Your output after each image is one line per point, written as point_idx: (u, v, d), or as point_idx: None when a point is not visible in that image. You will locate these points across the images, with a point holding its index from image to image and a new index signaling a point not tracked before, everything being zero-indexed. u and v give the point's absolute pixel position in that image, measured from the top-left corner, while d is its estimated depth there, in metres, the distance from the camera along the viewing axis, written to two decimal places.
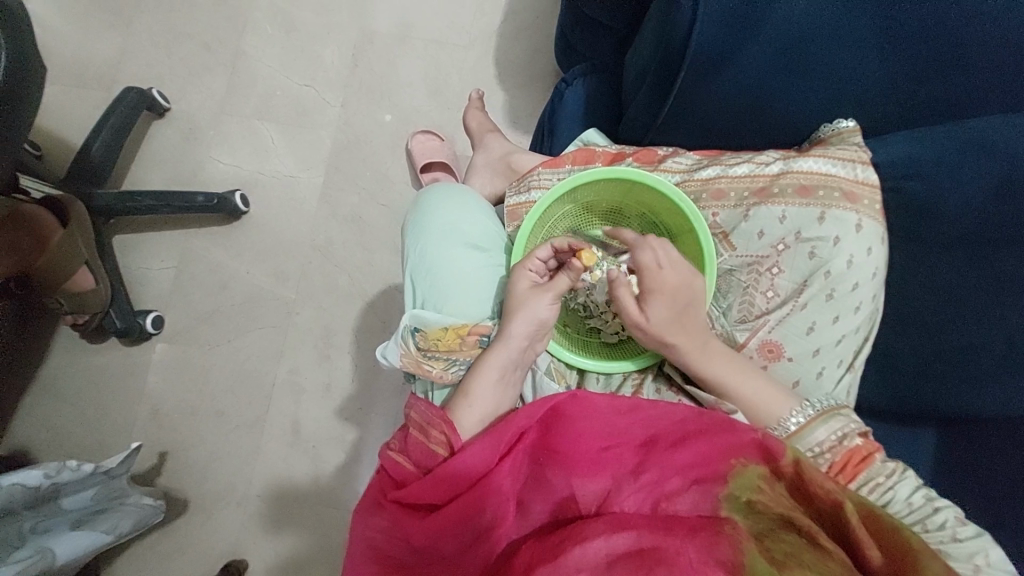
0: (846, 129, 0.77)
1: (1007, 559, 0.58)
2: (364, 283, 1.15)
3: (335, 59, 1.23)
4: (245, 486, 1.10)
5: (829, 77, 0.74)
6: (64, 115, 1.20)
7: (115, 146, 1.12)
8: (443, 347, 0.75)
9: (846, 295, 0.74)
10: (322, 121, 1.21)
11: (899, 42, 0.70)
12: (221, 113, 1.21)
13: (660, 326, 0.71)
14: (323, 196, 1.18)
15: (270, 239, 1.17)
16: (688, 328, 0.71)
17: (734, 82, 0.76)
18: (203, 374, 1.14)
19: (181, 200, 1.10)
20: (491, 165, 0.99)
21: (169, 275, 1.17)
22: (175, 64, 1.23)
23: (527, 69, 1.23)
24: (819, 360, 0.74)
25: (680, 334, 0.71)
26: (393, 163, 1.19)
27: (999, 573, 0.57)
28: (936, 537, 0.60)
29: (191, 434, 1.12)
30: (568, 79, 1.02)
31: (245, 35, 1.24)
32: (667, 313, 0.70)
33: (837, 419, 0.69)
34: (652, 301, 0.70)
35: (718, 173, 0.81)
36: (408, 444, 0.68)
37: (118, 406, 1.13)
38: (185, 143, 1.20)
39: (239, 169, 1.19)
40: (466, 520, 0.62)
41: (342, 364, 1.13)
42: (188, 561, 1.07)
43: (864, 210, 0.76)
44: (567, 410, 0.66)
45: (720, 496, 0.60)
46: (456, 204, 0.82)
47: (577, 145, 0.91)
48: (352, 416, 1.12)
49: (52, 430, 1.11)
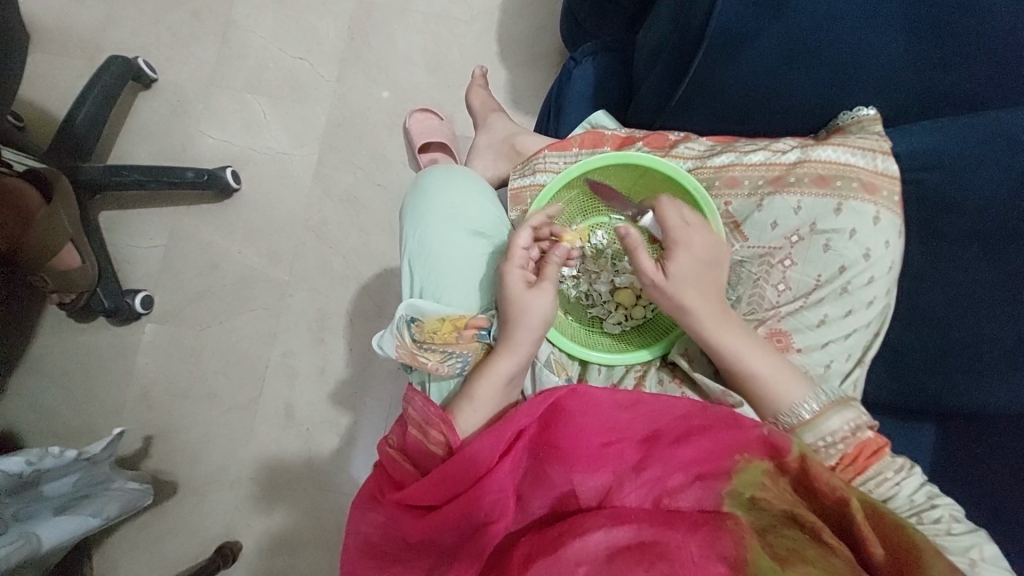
0: (866, 117, 0.74)
1: (1000, 554, 0.59)
2: (359, 265, 1.12)
3: (330, 32, 1.18)
4: (238, 468, 1.08)
5: (846, 66, 0.72)
6: (46, 85, 1.15)
7: (99, 118, 1.07)
8: (440, 340, 0.72)
9: (861, 288, 0.72)
10: (316, 96, 1.17)
11: (923, 31, 0.68)
12: (211, 86, 1.16)
13: (688, 273, 0.69)
14: (318, 174, 1.14)
15: (263, 218, 1.14)
16: (712, 286, 0.69)
17: (751, 66, 0.74)
18: (195, 355, 1.11)
19: (170, 175, 1.06)
20: (495, 147, 0.95)
21: (157, 252, 1.13)
22: (163, 34, 1.18)
23: (530, 46, 1.19)
24: (829, 353, 0.72)
25: (704, 290, 0.69)
26: (391, 142, 1.15)
27: (994, 568, 0.57)
28: (930, 530, 0.60)
29: (183, 416, 1.09)
30: (577, 57, 0.96)
31: (236, 4, 1.19)
32: (697, 258, 0.69)
33: (852, 409, 0.66)
34: (678, 256, 0.69)
35: (732, 160, 0.78)
36: (407, 443, 0.66)
37: (106, 387, 1.10)
38: (174, 116, 1.16)
39: (230, 145, 1.15)
40: (464, 517, 0.61)
41: (336, 347, 1.11)
42: (178, 544, 1.06)
43: (882, 202, 0.72)
44: (567, 406, 0.63)
45: (723, 492, 0.60)
46: (459, 189, 0.79)
47: (584, 127, 0.88)
48: (346, 401, 1.09)
49: (40, 410, 1.08)
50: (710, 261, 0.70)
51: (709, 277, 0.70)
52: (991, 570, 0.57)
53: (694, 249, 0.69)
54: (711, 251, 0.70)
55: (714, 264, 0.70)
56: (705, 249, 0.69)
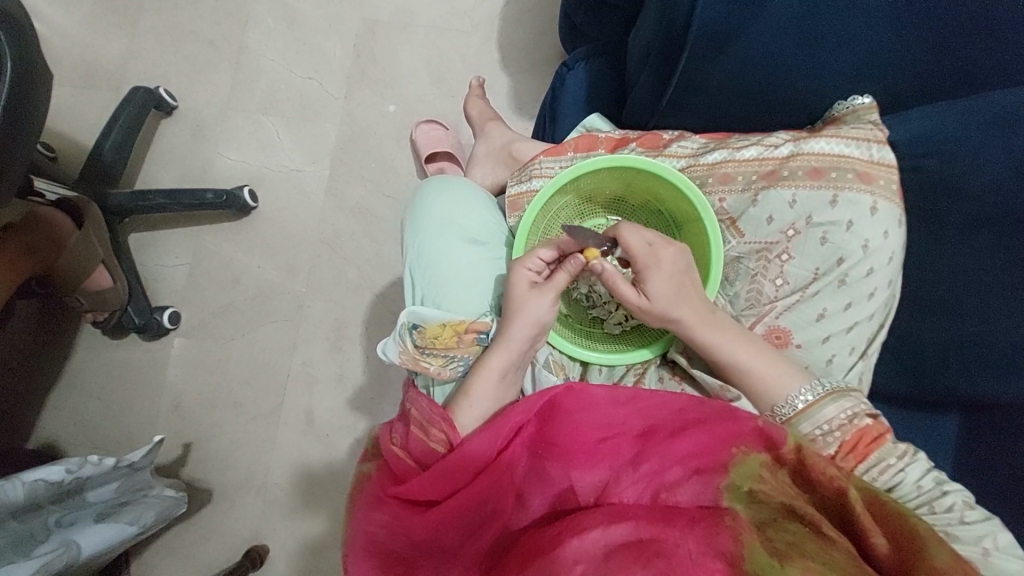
0: (862, 105, 0.72)
1: (1017, 542, 0.56)
2: (372, 275, 1.16)
3: (337, 51, 1.22)
4: (264, 475, 1.11)
5: (842, 54, 0.70)
6: (75, 118, 1.21)
7: (125, 147, 1.12)
8: (441, 345, 0.73)
9: (859, 280, 0.70)
10: (326, 113, 1.20)
11: (916, 19, 0.66)
12: (227, 110, 1.21)
13: (666, 294, 0.69)
14: (330, 189, 1.18)
15: (281, 234, 1.18)
16: (692, 292, 0.70)
17: (742, 61, 0.73)
18: (220, 367, 1.15)
19: (192, 198, 1.10)
20: (493, 154, 0.97)
21: (183, 270, 1.19)
22: (180, 62, 1.23)
23: (530, 51, 1.21)
24: (829, 347, 0.71)
25: (684, 302, 0.69)
26: (398, 154, 1.19)
27: (1008, 557, 0.55)
28: (943, 519, 0.58)
29: (210, 426, 1.14)
30: (569, 62, 0.98)
31: (247, 30, 1.24)
32: (671, 277, 0.69)
33: (848, 398, 0.66)
34: (651, 275, 0.69)
35: (725, 157, 0.78)
36: (409, 441, 0.68)
37: (139, 401, 1.15)
38: (194, 140, 1.21)
39: (247, 165, 1.20)
40: (469, 511, 0.61)
41: (353, 355, 1.14)
42: (211, 549, 1.10)
43: (879, 191, 0.71)
44: (563, 403, 0.64)
45: (721, 486, 0.58)
46: (453, 199, 0.80)
47: (579, 131, 0.89)
48: (364, 407, 1.12)
49: (79, 424, 1.14)
50: (679, 272, 0.69)
51: (683, 286, 0.70)
52: (1007, 559, 0.54)
53: (665, 264, 0.70)
54: (682, 261, 0.70)
55: (686, 273, 0.70)
56: (675, 261, 0.70)
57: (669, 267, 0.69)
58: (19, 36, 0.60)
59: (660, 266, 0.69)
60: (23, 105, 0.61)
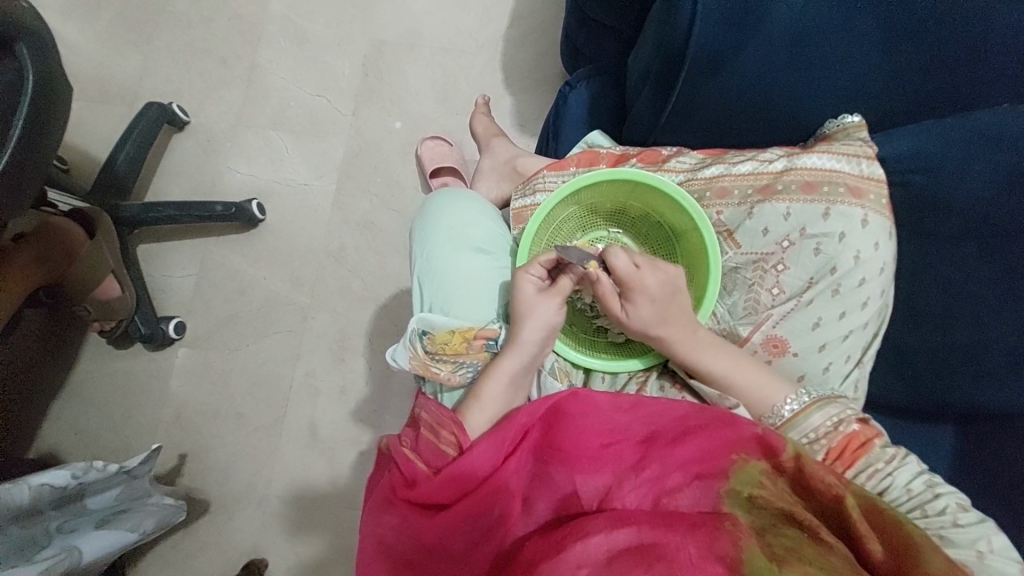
0: (852, 123, 0.76)
1: (1010, 545, 0.58)
2: (376, 287, 1.18)
3: (346, 70, 1.26)
4: (265, 486, 1.12)
5: (828, 77, 0.74)
6: (89, 132, 1.24)
7: (138, 159, 1.15)
8: (450, 351, 0.75)
9: (853, 290, 0.73)
10: (334, 129, 1.24)
11: (900, 43, 0.70)
12: (237, 125, 1.25)
13: (647, 317, 0.72)
14: (336, 203, 1.21)
15: (286, 246, 1.20)
16: (674, 314, 0.72)
17: (736, 82, 0.76)
18: (223, 377, 1.17)
19: (201, 210, 1.13)
20: (498, 169, 1.01)
21: (190, 282, 1.21)
22: (193, 79, 1.27)
23: (532, 72, 1.25)
24: (826, 355, 0.74)
25: (665, 324, 0.72)
26: (404, 169, 1.22)
27: (1004, 559, 0.56)
28: (936, 522, 0.60)
29: (212, 436, 1.15)
30: (571, 82, 1.00)
31: (259, 49, 1.27)
32: (653, 301, 0.71)
33: (834, 406, 0.68)
34: (636, 299, 0.71)
35: (722, 171, 0.81)
36: (419, 444, 0.68)
37: (142, 410, 1.16)
38: (205, 154, 1.24)
39: (255, 179, 1.22)
40: (478, 516, 0.62)
41: (356, 367, 1.15)
42: (210, 561, 1.10)
43: (870, 204, 0.74)
44: (568, 409, 0.65)
45: (722, 492, 0.60)
46: (460, 210, 0.83)
47: (581, 147, 0.92)
48: (366, 418, 1.14)
49: (81, 433, 1.15)
50: (668, 295, 0.71)
51: (670, 309, 0.71)
52: (999, 561, 0.56)
53: (649, 290, 0.70)
54: (668, 286, 0.71)
55: (673, 297, 0.71)
56: (660, 287, 0.70)
57: (653, 293, 0.70)
58: (41, 54, 0.61)
59: (646, 292, 0.70)
60: (44, 121, 0.63)
